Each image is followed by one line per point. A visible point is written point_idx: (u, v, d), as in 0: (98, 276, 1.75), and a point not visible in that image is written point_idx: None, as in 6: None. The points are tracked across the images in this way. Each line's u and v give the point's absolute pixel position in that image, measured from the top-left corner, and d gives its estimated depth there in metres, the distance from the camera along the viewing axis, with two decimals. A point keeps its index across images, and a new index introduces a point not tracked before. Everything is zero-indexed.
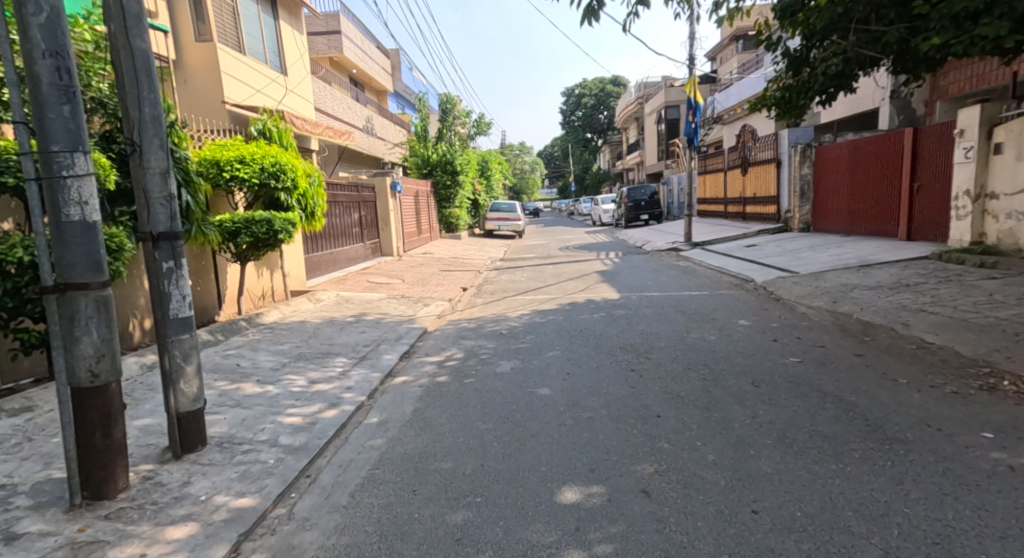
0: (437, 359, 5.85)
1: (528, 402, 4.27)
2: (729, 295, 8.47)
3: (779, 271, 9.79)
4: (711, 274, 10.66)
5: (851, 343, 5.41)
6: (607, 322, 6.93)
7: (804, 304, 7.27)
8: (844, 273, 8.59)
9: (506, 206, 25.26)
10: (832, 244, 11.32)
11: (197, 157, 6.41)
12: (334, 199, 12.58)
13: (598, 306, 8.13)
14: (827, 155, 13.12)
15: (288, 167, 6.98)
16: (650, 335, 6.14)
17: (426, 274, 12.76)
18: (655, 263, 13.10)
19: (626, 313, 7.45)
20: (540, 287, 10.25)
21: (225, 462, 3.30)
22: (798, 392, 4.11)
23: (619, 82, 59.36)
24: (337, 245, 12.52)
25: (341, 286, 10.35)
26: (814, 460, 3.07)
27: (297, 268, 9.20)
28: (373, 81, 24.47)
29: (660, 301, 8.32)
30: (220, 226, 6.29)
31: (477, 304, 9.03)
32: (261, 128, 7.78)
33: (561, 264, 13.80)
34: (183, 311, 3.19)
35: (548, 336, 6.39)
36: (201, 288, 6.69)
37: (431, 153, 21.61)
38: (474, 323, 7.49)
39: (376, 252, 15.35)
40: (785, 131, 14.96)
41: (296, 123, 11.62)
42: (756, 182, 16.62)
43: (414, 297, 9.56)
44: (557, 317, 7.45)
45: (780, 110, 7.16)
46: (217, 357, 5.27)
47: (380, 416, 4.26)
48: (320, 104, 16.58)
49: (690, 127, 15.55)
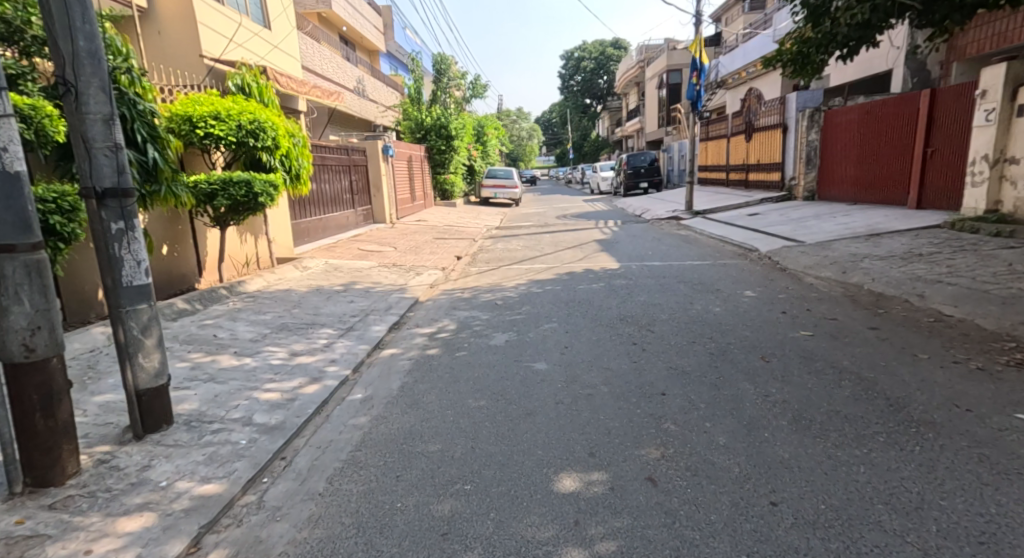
0: (428, 330, 5.55)
1: (523, 377, 4.00)
2: (732, 264, 8.19)
3: (784, 240, 9.49)
4: (713, 243, 10.36)
5: (864, 315, 5.13)
6: (606, 292, 6.64)
7: (811, 275, 6.97)
8: (852, 242, 8.28)
9: (502, 172, 24.71)
10: (838, 213, 11.00)
11: (167, 112, 5.98)
12: (324, 163, 12.12)
13: (597, 275, 7.83)
14: (837, 120, 12.69)
15: (267, 124, 6.59)
16: (652, 306, 5.86)
17: (419, 241, 12.40)
18: (654, 231, 12.78)
19: (627, 284, 7.14)
20: (537, 256, 9.94)
21: (192, 443, 3.01)
22: (813, 368, 3.85)
23: (619, 46, 57.85)
24: (327, 212, 12.14)
25: (331, 253, 10.02)
26: (834, 444, 2.79)
27: (284, 234, 8.91)
28: (364, 39, 23.62)
29: (662, 271, 8.02)
30: (195, 188, 5.92)
31: (472, 273, 8.74)
32: (239, 83, 7.36)
33: (558, 232, 13.48)
34: (138, 279, 2.90)
35: (545, 306, 6.11)
36: (179, 254, 6.37)
37: (425, 116, 20.98)
38: (468, 293, 7.17)
39: (368, 218, 14.95)
40: (792, 94, 14.32)
41: (280, 80, 11.15)
42: (760, 148, 16.18)
43: (406, 266, 9.23)
44: (555, 287, 7.14)
45: (797, 67, 6.74)
46: (193, 327, 4.95)
47: (364, 392, 3.98)
48: (307, 62, 15.93)
49: (693, 90, 15.02)
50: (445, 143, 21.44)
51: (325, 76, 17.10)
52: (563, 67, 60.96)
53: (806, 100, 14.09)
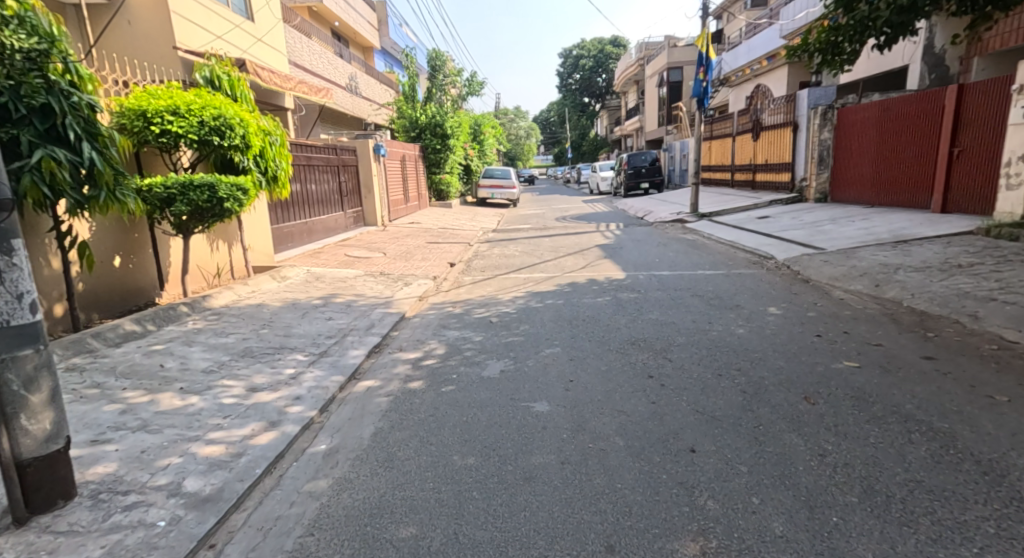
0: (413, 356, 4.86)
1: (522, 425, 3.33)
2: (749, 275, 7.52)
3: (801, 246, 8.84)
4: (724, 249, 9.71)
5: (913, 339, 4.46)
6: (614, 308, 5.97)
7: (839, 289, 6.32)
8: (879, 250, 7.63)
9: (500, 172, 24.03)
10: (856, 217, 10.35)
11: (118, 105, 5.29)
12: (310, 163, 11.45)
13: (602, 287, 7.17)
14: (851, 118, 12.07)
15: (235, 120, 5.88)
16: (666, 326, 5.19)
17: (411, 246, 11.74)
18: (659, 235, 12.12)
19: (636, 298, 6.50)
20: (536, 263, 9.27)
21: (93, 529, 2.34)
22: (871, 415, 3.19)
23: (619, 44, 57.21)
24: (313, 215, 11.47)
25: (315, 260, 9.33)
26: (928, 539, 2.14)
27: (262, 241, 8.25)
28: (358, 35, 22.97)
29: (672, 281, 7.37)
30: (149, 192, 5.24)
31: (465, 283, 8.08)
32: (208, 76, 6.70)
33: (558, 236, 12.80)
34: (18, 318, 2.24)
35: (546, 326, 5.44)
36: (137, 265, 5.70)
37: (419, 114, 20.32)
38: (460, 308, 6.50)
39: (359, 220, 14.28)
40: (803, 91, 13.66)
41: (262, 74, 10.47)
42: (768, 148, 15.53)
43: (395, 275, 8.55)
44: (557, 301, 6.49)
45: (826, 57, 6.07)
46: (138, 356, 4.26)
47: (330, 441, 3.31)
48: (295, 57, 15.27)
49: (699, 86, 14.39)
50: (440, 142, 20.77)
51: (315, 72, 16.46)
52: (561, 64, 60.23)
53: (818, 97, 13.43)
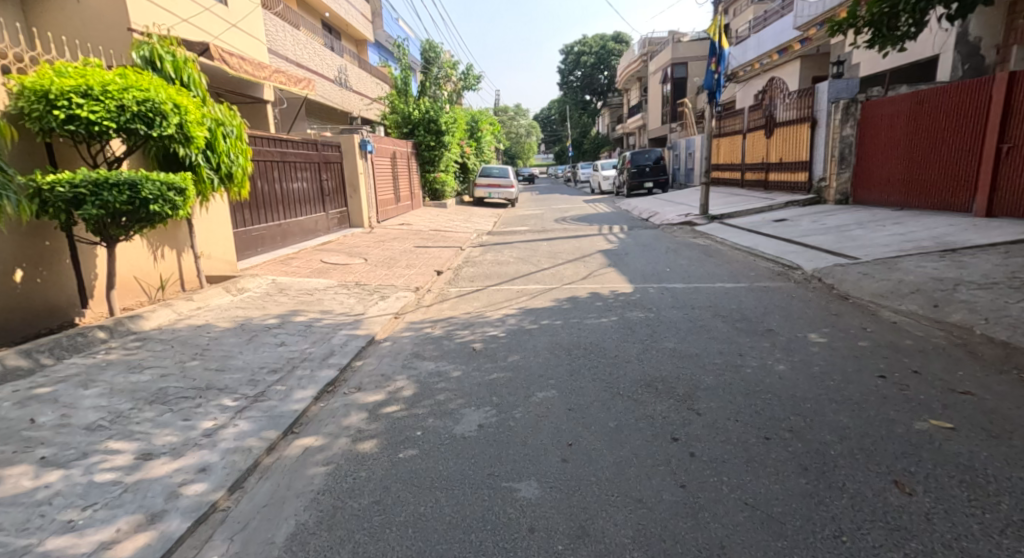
0: (374, 400, 3.88)
1: (500, 530, 2.35)
2: (776, 290, 6.55)
3: (830, 255, 7.87)
4: (740, 257, 8.74)
5: (1009, 383, 3.49)
6: (622, 335, 5.00)
7: (888, 309, 5.35)
8: (924, 259, 6.67)
9: (497, 170, 23.01)
10: (887, 221, 9.37)
11: (14, 83, 4.28)
12: (285, 159, 10.49)
13: (606, 304, 6.21)
14: (879, 112, 11.12)
15: (168, 105, 4.90)
16: (688, 362, 4.21)
17: (397, 250, 10.80)
18: (668, 240, 11.16)
19: (647, 320, 5.53)
20: (532, 272, 8.32)
21: None
22: (1003, 519, 2.21)
23: (620, 41, 56.34)
24: (287, 217, 10.53)
25: (285, 268, 8.37)
26: None
27: (219, 248, 7.31)
28: (349, 27, 22.02)
29: (688, 297, 6.40)
30: (49, 191, 4.24)
31: (450, 296, 7.14)
32: (146, 54, 5.71)
33: (557, 239, 11.88)
34: None
35: (539, 358, 4.49)
36: (47, 281, 4.73)
37: (412, 109, 19.38)
38: (439, 331, 5.53)
39: (343, 222, 13.36)
40: (822, 83, 12.67)
41: (231, 60, 9.49)
42: (782, 145, 14.57)
43: (371, 286, 7.58)
44: (554, 324, 5.52)
45: (879, 32, 5.07)
46: (6, 407, 3.29)
47: (227, 549, 2.34)
48: (277, 47, 14.33)
49: (711, 79, 13.40)
50: (434, 138, 19.83)
51: (299, 64, 15.52)
52: (562, 61, 59.38)
53: (839, 90, 12.36)
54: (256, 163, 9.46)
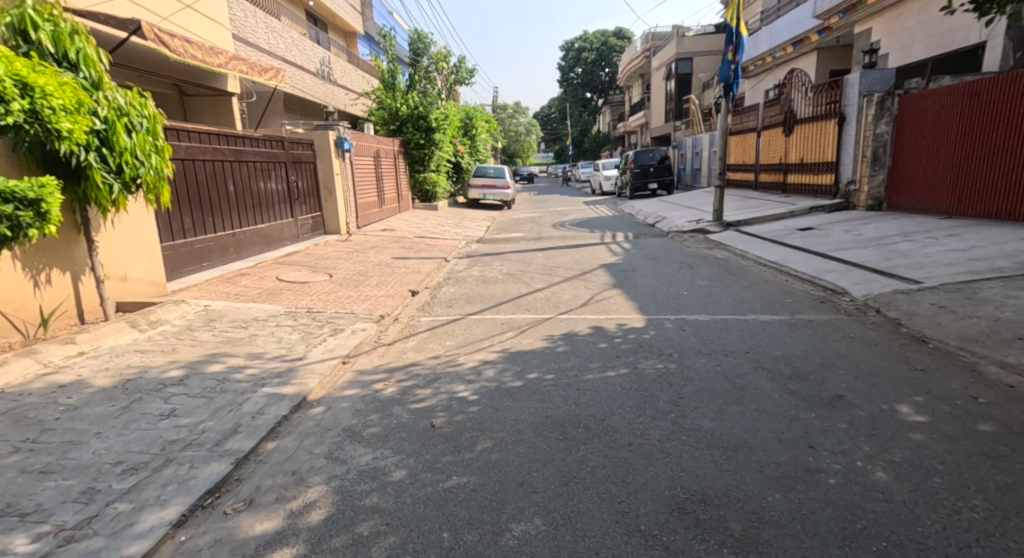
0: (264, 531, 2.54)
1: None
2: (826, 326, 5.22)
3: (880, 277, 6.54)
4: (769, 276, 7.40)
5: None
6: (635, 406, 3.66)
7: (992, 363, 4.01)
8: (1011, 286, 5.35)
9: (492, 170, 21.70)
10: (940, 234, 8.03)
11: None
12: (242, 158, 9.12)
13: (612, 346, 4.87)
14: (923, 106, 9.82)
15: (8, 83, 3.85)
16: (739, 465, 2.86)
17: (370, 264, 9.48)
18: (679, 251, 9.81)
19: (670, 376, 4.16)
20: (522, 295, 7.01)
21: None
22: None
23: (621, 37, 55.18)
24: (244, 226, 9.18)
25: (227, 291, 7.03)
26: None
27: (139, 267, 6.00)
28: (336, 18, 20.66)
29: (716, 336, 5.06)
30: None
31: (421, 330, 5.82)
32: (14, 21, 4.38)
33: (553, 250, 10.58)
34: None
35: (522, 448, 3.17)
36: None
37: (400, 105, 18.07)
38: (393, 388, 4.20)
39: (316, 229, 12.05)
40: (851, 74, 11.34)
41: (176, 44, 8.13)
42: (804, 144, 13.25)
43: (325, 315, 6.26)
44: (544, 381, 4.17)
45: None
46: None
47: None
48: (246, 33, 12.94)
49: (727, 69, 12.03)
50: (424, 136, 18.51)
51: (274, 54, 14.19)
52: (562, 57, 58.08)
53: (872, 82, 11.03)
54: (203, 163, 8.13)
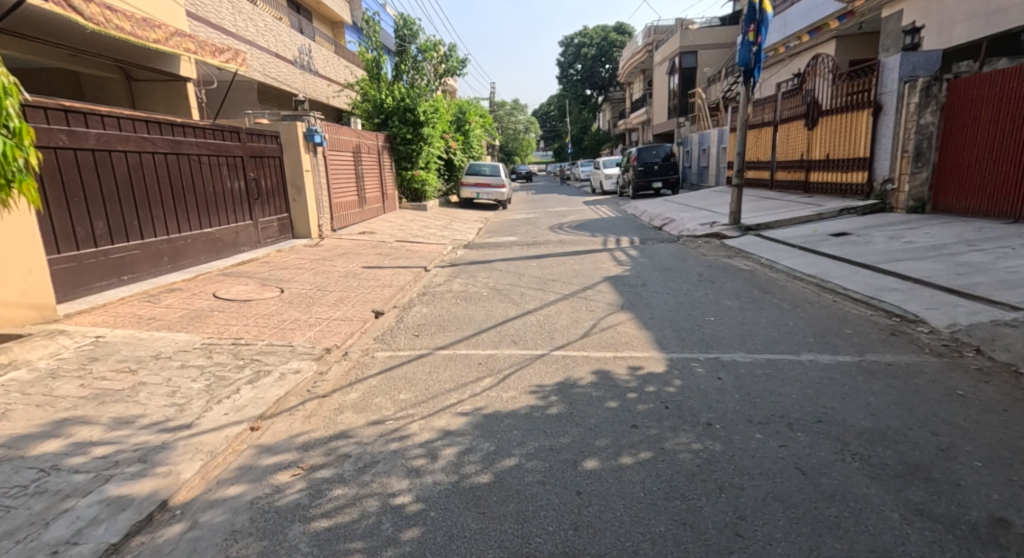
0: None
1: None
2: (917, 376, 3.81)
3: (961, 299, 5.15)
4: (814, 296, 6.00)
5: None
6: (671, 541, 2.26)
7: None
8: None
9: (487, 168, 20.25)
10: (1016, 242, 6.64)
11: None
12: (181, 152, 7.70)
13: (627, 409, 3.46)
14: (979, 93, 8.39)
15: None
16: None
17: (334, 275, 8.08)
18: (695, 260, 8.42)
19: (716, 469, 2.76)
20: (509, 321, 5.59)
21: None
22: None
23: (623, 32, 53.80)
24: (184, 230, 7.76)
25: (141, 315, 5.64)
26: None
27: (9, 287, 4.63)
28: (320, 5, 19.17)
29: (769, 391, 3.66)
30: None
31: (372, 372, 4.42)
32: None
33: (549, 258, 9.18)
34: None
35: None
36: None
37: (385, 96, 16.65)
38: (303, 484, 2.81)
39: (282, 232, 10.64)
40: (891, 57, 9.91)
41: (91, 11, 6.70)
42: (831, 137, 11.82)
43: (252, 348, 4.85)
44: (528, 476, 2.78)
45: None
46: None
47: None
48: (206, 13, 11.51)
49: (748, 52, 10.66)
50: (411, 130, 17.09)
51: (241, 38, 12.79)
52: (561, 53, 56.70)
53: (915, 66, 9.61)
54: (125, 156, 6.72)
